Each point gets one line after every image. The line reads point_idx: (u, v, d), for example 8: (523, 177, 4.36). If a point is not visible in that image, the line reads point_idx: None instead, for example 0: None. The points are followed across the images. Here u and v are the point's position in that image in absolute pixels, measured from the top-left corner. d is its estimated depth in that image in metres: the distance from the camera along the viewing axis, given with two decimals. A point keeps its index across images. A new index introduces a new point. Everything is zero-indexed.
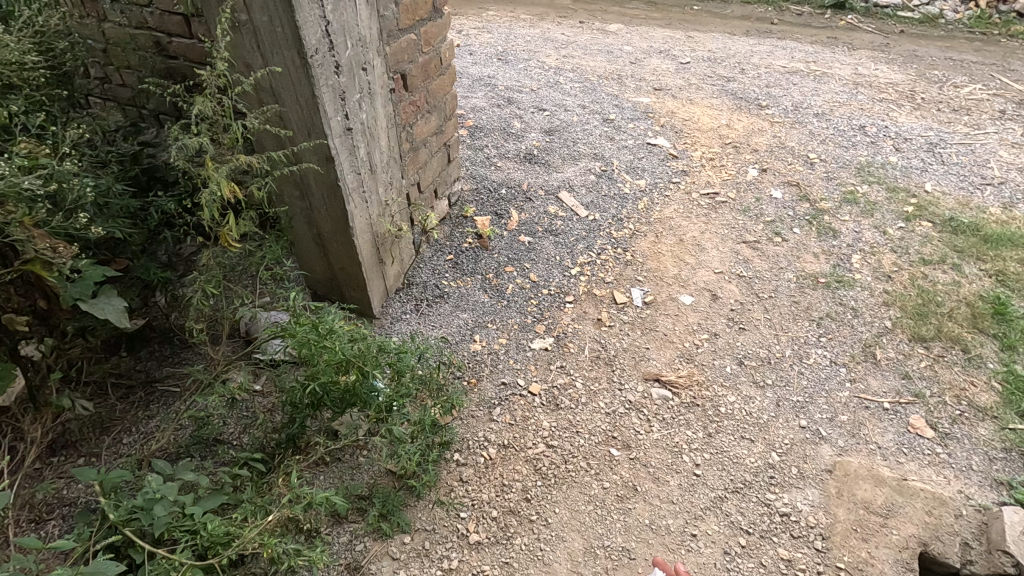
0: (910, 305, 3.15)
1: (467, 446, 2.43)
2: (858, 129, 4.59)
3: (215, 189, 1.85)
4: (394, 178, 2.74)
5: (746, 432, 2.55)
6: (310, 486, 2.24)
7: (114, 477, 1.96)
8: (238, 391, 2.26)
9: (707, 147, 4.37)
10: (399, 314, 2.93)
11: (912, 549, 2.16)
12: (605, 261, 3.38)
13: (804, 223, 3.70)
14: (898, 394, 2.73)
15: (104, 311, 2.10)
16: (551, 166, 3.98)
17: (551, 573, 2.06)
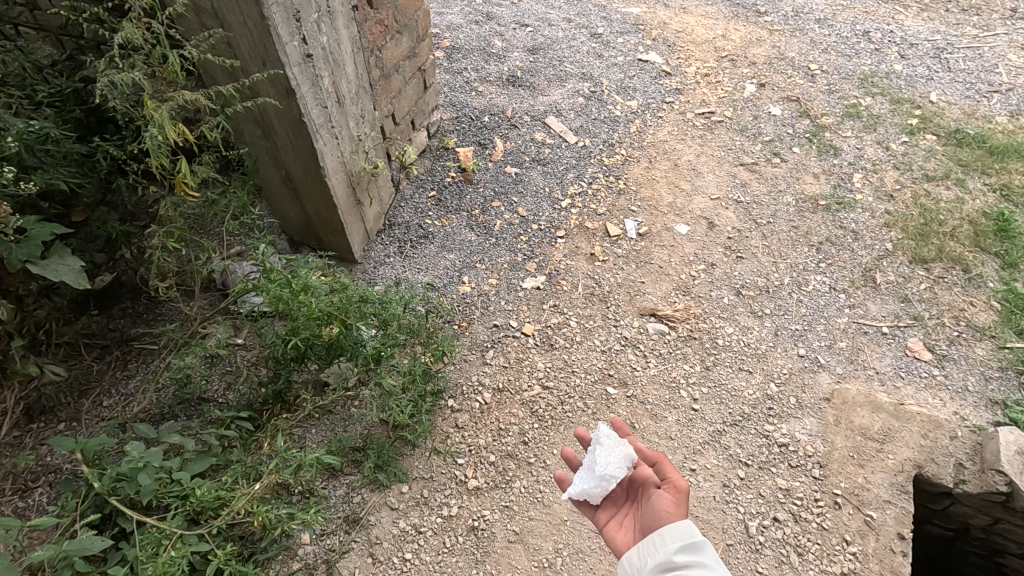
0: (911, 225, 3.05)
1: (461, 391, 2.37)
2: (861, 35, 4.28)
3: (158, 132, 1.64)
4: (365, 110, 2.51)
5: (744, 363, 2.51)
6: (302, 441, 2.18)
7: (95, 444, 1.87)
8: (217, 349, 2.15)
9: (702, 62, 4.07)
10: (383, 257, 2.78)
11: (908, 472, 2.18)
12: (596, 191, 3.20)
13: (804, 142, 3.51)
14: (898, 317, 2.68)
15: (58, 273, 1.94)
16: (536, 89, 3.70)
17: (551, 514, 2.06)
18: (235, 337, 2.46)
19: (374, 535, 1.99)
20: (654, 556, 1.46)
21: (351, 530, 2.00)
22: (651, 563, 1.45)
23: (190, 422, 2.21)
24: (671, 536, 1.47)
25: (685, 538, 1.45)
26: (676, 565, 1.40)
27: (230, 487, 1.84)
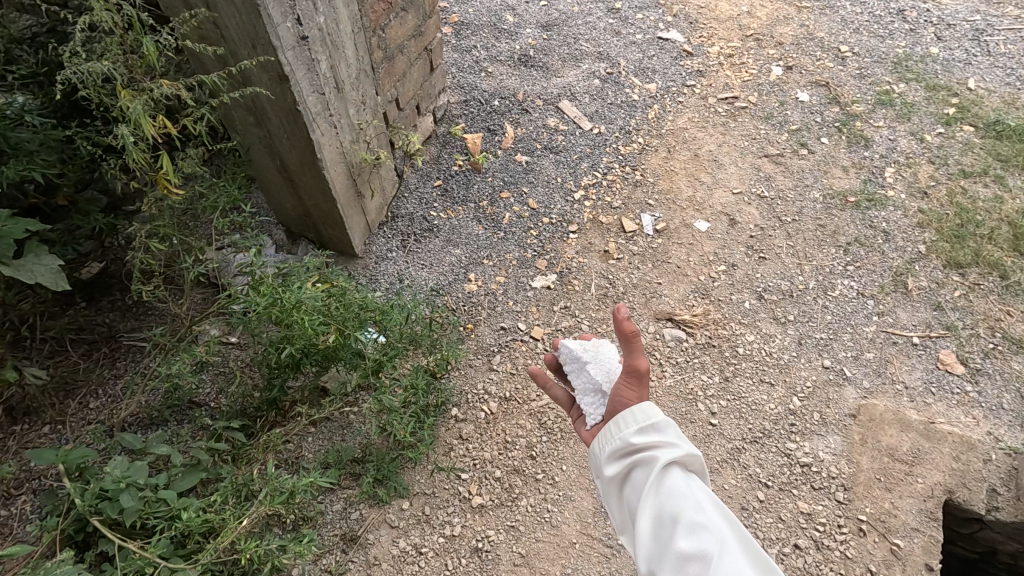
0: (946, 226, 2.86)
1: (466, 400, 2.24)
2: (896, 14, 3.99)
3: (133, 128, 1.47)
4: (367, 95, 2.32)
5: (765, 374, 2.37)
6: (298, 451, 2.07)
7: (77, 456, 1.75)
8: (207, 355, 2.01)
9: (726, 41, 3.82)
10: (384, 252, 2.62)
11: (938, 498, 2.06)
12: (611, 182, 3.02)
13: (833, 131, 3.30)
14: (929, 327, 2.52)
15: (33, 274, 1.79)
16: (549, 69, 3.47)
17: (559, 536, 1.96)
18: (228, 337, 2.33)
19: (372, 555, 1.89)
20: (611, 441, 1.36)
21: (348, 549, 1.90)
22: (609, 449, 1.35)
23: (180, 429, 2.09)
24: (628, 419, 1.36)
25: (644, 419, 1.34)
26: (637, 449, 1.32)
27: (219, 507, 1.73)
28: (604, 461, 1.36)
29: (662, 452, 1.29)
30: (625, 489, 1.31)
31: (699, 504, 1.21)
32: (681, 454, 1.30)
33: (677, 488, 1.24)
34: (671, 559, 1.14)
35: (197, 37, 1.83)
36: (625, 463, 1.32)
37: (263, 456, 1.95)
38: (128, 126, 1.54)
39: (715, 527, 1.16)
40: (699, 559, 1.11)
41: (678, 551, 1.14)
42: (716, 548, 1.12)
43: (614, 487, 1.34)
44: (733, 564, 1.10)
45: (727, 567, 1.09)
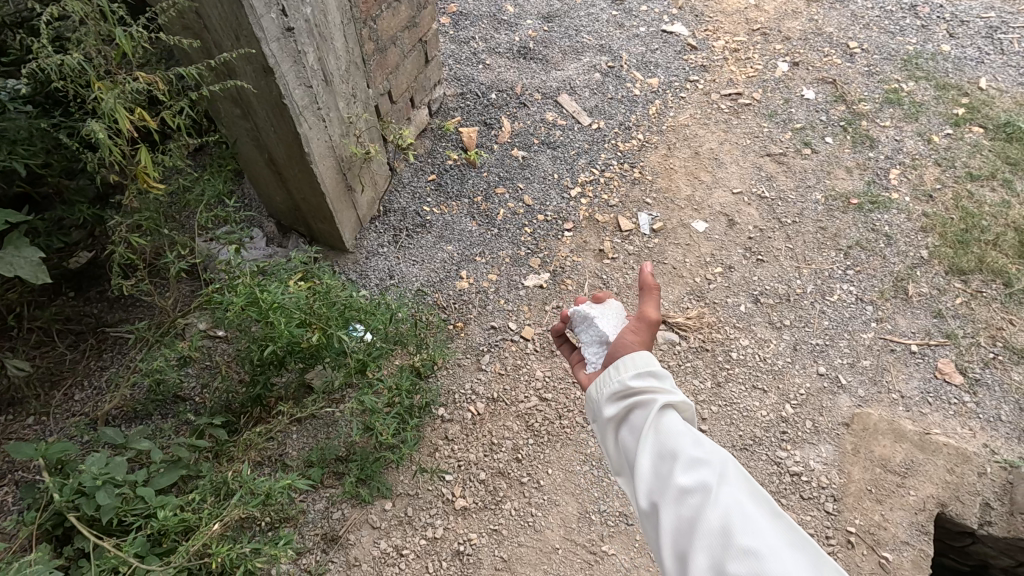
0: (950, 231, 2.79)
1: (453, 399, 2.22)
2: (908, 10, 3.88)
3: (108, 122, 1.45)
4: (357, 88, 2.27)
5: (758, 380, 2.35)
6: (282, 448, 2.05)
7: (57, 451, 1.72)
8: (190, 351, 1.99)
9: (731, 35, 3.73)
10: (375, 247, 2.58)
11: (930, 511, 2.03)
12: (609, 179, 2.96)
13: (838, 131, 3.22)
14: (928, 335, 2.47)
15: (13, 266, 1.76)
16: (549, 62, 3.41)
17: (543, 541, 1.93)
18: (215, 331, 2.30)
19: (353, 556, 1.88)
20: (608, 382, 1.28)
21: (329, 549, 1.88)
22: (605, 391, 1.28)
23: (164, 424, 2.07)
24: (627, 363, 1.28)
25: (643, 362, 1.27)
26: (634, 390, 1.24)
27: (197, 505, 1.72)
28: (600, 404, 1.28)
29: (660, 393, 1.22)
30: (622, 431, 1.24)
31: (698, 440, 1.14)
32: (678, 398, 1.23)
33: (676, 426, 1.17)
34: (670, 494, 1.08)
35: (180, 27, 1.80)
36: (621, 405, 1.25)
37: (244, 454, 1.92)
38: (104, 119, 1.51)
39: (714, 461, 1.09)
40: (699, 492, 1.05)
41: (677, 485, 1.08)
42: (716, 481, 1.06)
43: (610, 430, 1.27)
44: (733, 495, 1.04)
45: (728, 498, 1.03)
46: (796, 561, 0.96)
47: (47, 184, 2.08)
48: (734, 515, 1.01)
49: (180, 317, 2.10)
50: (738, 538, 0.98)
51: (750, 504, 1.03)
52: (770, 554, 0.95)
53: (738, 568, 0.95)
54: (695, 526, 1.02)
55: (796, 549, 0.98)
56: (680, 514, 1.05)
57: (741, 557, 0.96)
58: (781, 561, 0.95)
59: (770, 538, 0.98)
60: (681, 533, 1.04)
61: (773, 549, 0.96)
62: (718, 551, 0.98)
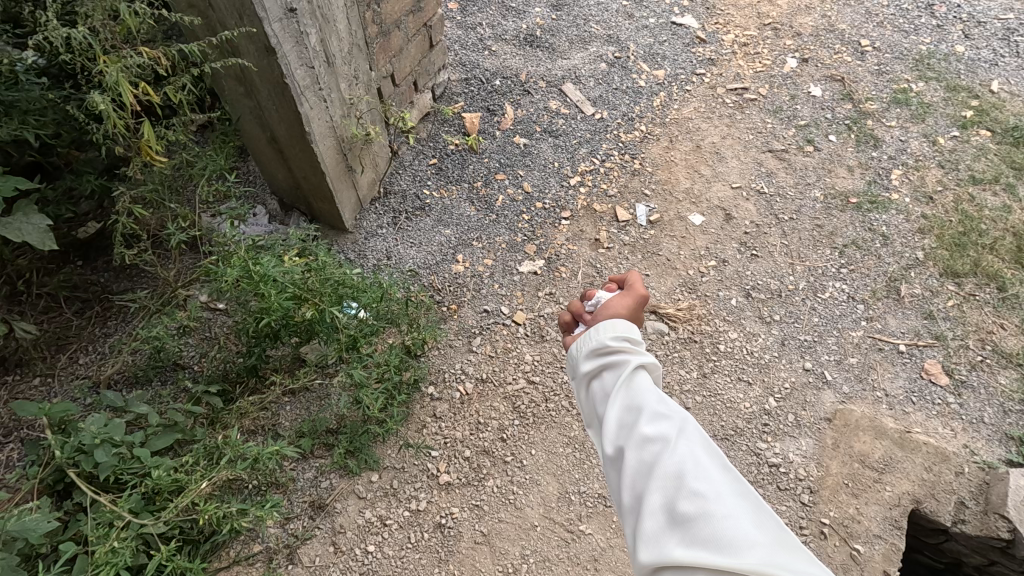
0: (947, 234, 2.79)
1: (442, 378, 2.28)
2: (924, 8, 3.83)
3: (114, 97, 1.52)
4: (360, 70, 2.32)
5: (743, 372, 2.39)
6: (275, 419, 2.12)
7: (59, 411, 1.79)
8: (189, 321, 2.06)
9: (742, 29, 3.72)
10: (374, 228, 2.63)
11: (904, 507, 2.06)
12: (609, 169, 2.98)
13: (843, 129, 3.21)
14: (917, 335, 2.49)
15: (21, 232, 1.83)
16: (555, 51, 3.42)
17: (522, 518, 1.99)
18: (215, 303, 2.37)
19: (338, 523, 1.95)
20: (587, 343, 1.29)
21: (315, 516, 1.96)
22: (583, 350, 1.30)
23: (163, 390, 2.15)
24: (607, 326, 1.29)
25: (621, 327, 1.29)
26: (610, 351, 1.26)
27: (191, 467, 1.79)
28: (578, 362, 1.30)
29: (635, 356, 1.25)
30: (594, 388, 1.26)
31: (665, 399, 1.18)
32: (651, 362, 1.27)
33: (646, 386, 1.21)
34: (632, 442, 1.12)
35: (186, 5, 1.86)
36: (596, 364, 1.26)
37: (238, 422, 2.00)
38: (110, 93, 1.58)
39: (677, 415, 1.13)
40: (659, 440, 1.10)
41: (639, 433, 1.12)
42: (676, 432, 1.10)
43: (584, 388, 1.29)
44: (691, 445, 1.08)
45: (685, 448, 1.08)
46: (740, 507, 1.01)
47: (58, 154, 2.15)
48: (689, 461, 1.06)
49: (181, 288, 2.16)
50: (689, 480, 1.03)
51: (705, 455, 1.08)
52: (716, 496, 1.01)
53: (687, 506, 1.00)
54: (652, 469, 1.07)
55: (742, 496, 1.03)
56: (639, 458, 1.10)
57: (690, 497, 1.01)
58: (726, 503, 1.00)
59: (718, 483, 1.03)
60: (640, 476, 1.08)
61: (719, 492, 1.02)
62: (671, 491, 1.03)
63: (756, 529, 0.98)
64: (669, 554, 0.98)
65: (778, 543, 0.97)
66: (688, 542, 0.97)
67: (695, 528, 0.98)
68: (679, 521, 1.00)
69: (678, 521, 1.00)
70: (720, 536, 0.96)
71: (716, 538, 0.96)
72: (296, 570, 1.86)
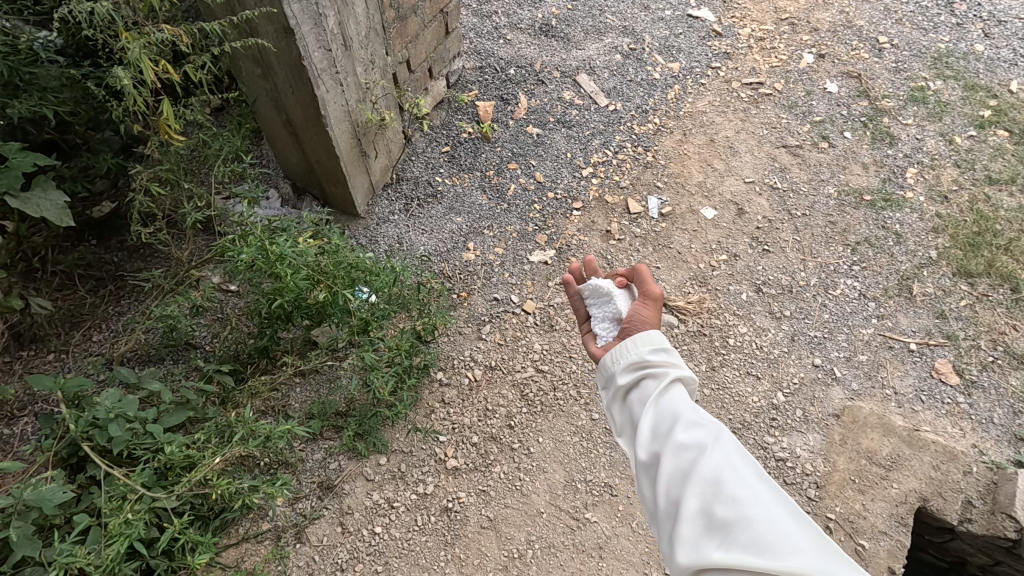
0: (961, 233, 2.77)
1: (451, 365, 2.29)
2: (944, 6, 3.78)
3: (134, 72, 1.53)
4: (376, 55, 2.33)
5: (752, 367, 2.39)
6: (285, 400, 2.13)
7: (73, 385, 1.80)
8: (202, 301, 2.07)
9: (758, 24, 3.68)
10: (386, 214, 2.64)
11: (911, 504, 2.06)
12: (621, 161, 2.98)
13: (858, 126, 3.18)
14: (928, 334, 2.47)
15: (39, 208, 1.85)
16: (570, 41, 3.41)
17: (528, 504, 2.01)
18: (227, 285, 2.38)
19: (346, 504, 1.97)
20: (623, 357, 1.34)
21: (324, 496, 1.98)
22: (619, 363, 1.33)
23: (174, 368, 2.17)
24: (644, 339, 1.34)
25: (659, 340, 1.33)
26: (646, 362, 1.30)
27: (202, 445, 1.81)
28: (613, 374, 1.33)
29: (670, 368, 1.28)
30: (631, 398, 1.29)
31: (700, 409, 1.19)
32: (689, 375, 1.29)
33: (683, 397, 1.23)
34: (668, 448, 1.13)
35: None
36: (633, 375, 1.30)
37: (249, 401, 2.02)
38: (130, 69, 1.60)
39: (712, 423, 1.14)
40: (695, 446, 1.10)
41: (674, 439, 1.13)
42: (712, 439, 1.10)
43: (619, 399, 1.32)
44: (727, 451, 1.08)
45: (721, 453, 1.08)
46: (780, 514, 0.99)
47: (76, 133, 2.16)
48: (725, 467, 1.05)
49: (194, 268, 2.17)
50: (726, 485, 1.02)
51: (743, 462, 1.07)
52: (755, 502, 1.00)
53: (724, 511, 1.00)
54: (688, 474, 1.07)
55: (782, 502, 1.02)
56: (675, 464, 1.10)
57: (727, 501, 1.00)
58: (766, 509, 0.99)
59: (757, 489, 1.02)
60: (676, 481, 1.08)
61: (758, 498, 1.01)
62: (708, 496, 1.03)
63: (798, 536, 0.96)
64: (707, 558, 0.97)
65: (822, 550, 0.95)
66: (727, 547, 0.96)
67: (733, 532, 0.97)
68: (716, 526, 0.99)
69: (715, 525, 0.99)
70: (760, 541, 0.95)
71: (756, 543, 0.95)
72: (303, 549, 1.88)
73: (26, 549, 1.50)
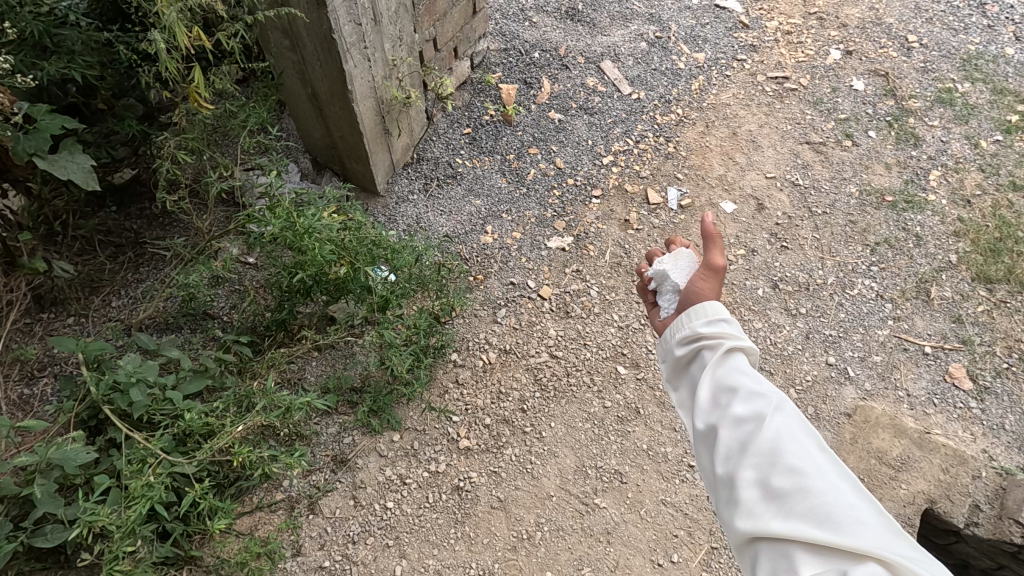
0: (983, 238, 2.74)
1: (466, 346, 2.30)
2: (975, 7, 3.70)
3: (167, 38, 1.54)
4: (404, 31, 2.32)
5: (766, 363, 2.40)
6: (301, 373, 2.16)
7: (95, 348, 1.82)
8: (222, 271, 2.08)
9: (786, 17, 3.63)
10: (406, 194, 2.64)
11: (918, 506, 2.07)
12: (642, 151, 2.95)
13: (883, 125, 3.14)
14: (944, 338, 2.47)
15: (66, 170, 1.85)
16: (596, 27, 3.37)
17: (538, 488, 2.02)
18: (247, 257, 2.39)
19: (359, 479, 2.00)
20: (680, 329, 1.34)
21: (337, 470, 2.01)
22: (675, 336, 1.34)
23: (193, 337, 2.19)
24: (699, 312, 1.32)
25: (716, 312, 1.31)
26: (703, 335, 1.29)
27: (220, 413, 1.82)
28: (670, 347, 1.34)
29: (727, 339, 1.26)
30: (689, 371, 1.29)
31: (760, 379, 1.18)
32: (748, 345, 1.27)
33: (740, 368, 1.22)
34: (725, 419, 1.14)
35: None
36: (690, 348, 1.29)
37: (266, 372, 2.04)
38: (163, 34, 1.60)
39: (772, 394, 1.13)
40: (753, 417, 1.10)
41: (731, 411, 1.14)
42: (771, 409, 1.10)
43: (677, 370, 1.33)
44: (786, 422, 1.08)
45: (781, 424, 1.08)
46: (839, 485, 1.00)
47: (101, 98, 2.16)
48: (785, 438, 1.06)
49: (215, 238, 2.18)
50: (785, 455, 1.04)
51: (802, 433, 1.07)
52: (814, 473, 1.01)
53: (782, 481, 1.01)
54: (746, 445, 1.08)
55: (843, 477, 1.02)
56: (732, 435, 1.11)
57: (786, 473, 1.02)
58: (826, 481, 1.00)
59: (817, 461, 1.03)
60: (733, 450, 1.10)
61: (817, 470, 1.01)
62: (766, 467, 1.04)
63: (858, 507, 0.97)
64: (764, 527, 1.00)
65: (883, 525, 0.95)
66: (785, 516, 0.98)
67: (791, 503, 0.99)
68: (775, 496, 1.01)
69: (774, 495, 1.01)
70: (818, 512, 0.96)
71: (814, 514, 0.97)
72: (316, 520, 1.92)
73: (48, 506, 1.53)
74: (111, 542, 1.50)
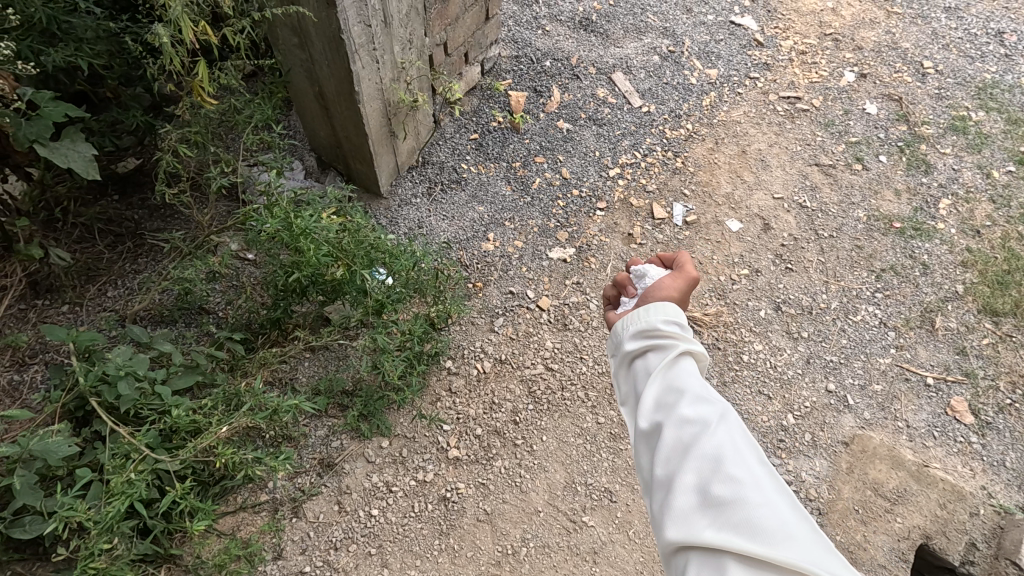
0: (990, 270, 2.70)
1: (461, 355, 2.27)
2: (993, 35, 3.66)
3: (172, 31, 1.53)
4: (414, 34, 2.31)
5: (765, 387, 2.36)
6: (292, 373, 2.14)
7: (86, 339, 1.80)
8: (218, 267, 2.06)
9: (801, 37, 3.60)
10: (409, 197, 2.62)
11: (913, 540, 2.03)
12: (650, 165, 2.93)
13: (894, 151, 3.10)
14: (946, 370, 2.42)
15: (67, 158, 1.83)
16: (609, 38, 3.36)
17: (526, 503, 1.99)
18: (245, 253, 2.38)
19: (345, 484, 1.97)
20: (633, 323, 1.25)
21: (323, 474, 1.98)
22: (629, 329, 1.25)
23: (186, 331, 2.17)
24: (657, 308, 1.24)
25: (674, 313, 1.24)
26: (658, 332, 1.21)
27: (208, 411, 1.81)
28: (621, 340, 1.25)
29: (681, 341, 1.20)
30: (635, 367, 1.21)
31: (707, 387, 1.14)
32: (698, 351, 1.21)
33: (690, 372, 1.16)
34: (670, 420, 1.08)
35: None
36: (641, 344, 1.21)
37: (257, 371, 2.02)
38: (168, 26, 1.59)
39: (719, 402, 1.09)
40: (699, 422, 1.05)
41: (677, 413, 1.08)
42: (717, 417, 1.06)
43: (625, 366, 1.24)
44: (730, 433, 1.04)
45: (725, 434, 1.04)
46: (775, 500, 0.97)
47: (107, 87, 2.15)
48: (728, 448, 1.02)
49: (214, 233, 2.16)
50: (727, 464, 0.99)
51: (744, 445, 1.04)
52: (753, 486, 0.97)
53: (721, 490, 0.97)
54: (688, 449, 1.03)
55: (779, 491, 1.00)
56: (676, 437, 1.06)
57: (726, 481, 0.98)
58: (763, 495, 0.97)
59: (756, 474, 1.00)
60: (674, 454, 1.04)
61: (756, 482, 0.98)
62: (706, 473, 1.00)
63: (791, 524, 0.94)
64: (697, 535, 0.94)
65: (813, 544, 0.93)
66: (720, 526, 0.94)
67: (727, 513, 0.94)
68: (712, 504, 0.96)
69: (711, 503, 0.97)
70: (753, 524, 0.93)
71: (749, 526, 0.93)
72: (299, 524, 1.89)
73: (27, 497, 1.52)
74: (88, 539, 1.48)
